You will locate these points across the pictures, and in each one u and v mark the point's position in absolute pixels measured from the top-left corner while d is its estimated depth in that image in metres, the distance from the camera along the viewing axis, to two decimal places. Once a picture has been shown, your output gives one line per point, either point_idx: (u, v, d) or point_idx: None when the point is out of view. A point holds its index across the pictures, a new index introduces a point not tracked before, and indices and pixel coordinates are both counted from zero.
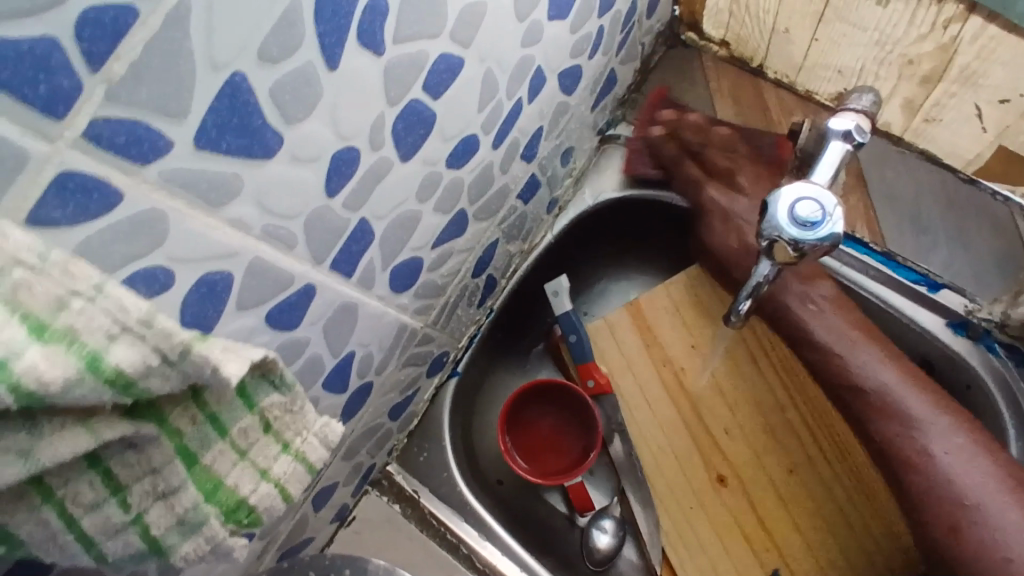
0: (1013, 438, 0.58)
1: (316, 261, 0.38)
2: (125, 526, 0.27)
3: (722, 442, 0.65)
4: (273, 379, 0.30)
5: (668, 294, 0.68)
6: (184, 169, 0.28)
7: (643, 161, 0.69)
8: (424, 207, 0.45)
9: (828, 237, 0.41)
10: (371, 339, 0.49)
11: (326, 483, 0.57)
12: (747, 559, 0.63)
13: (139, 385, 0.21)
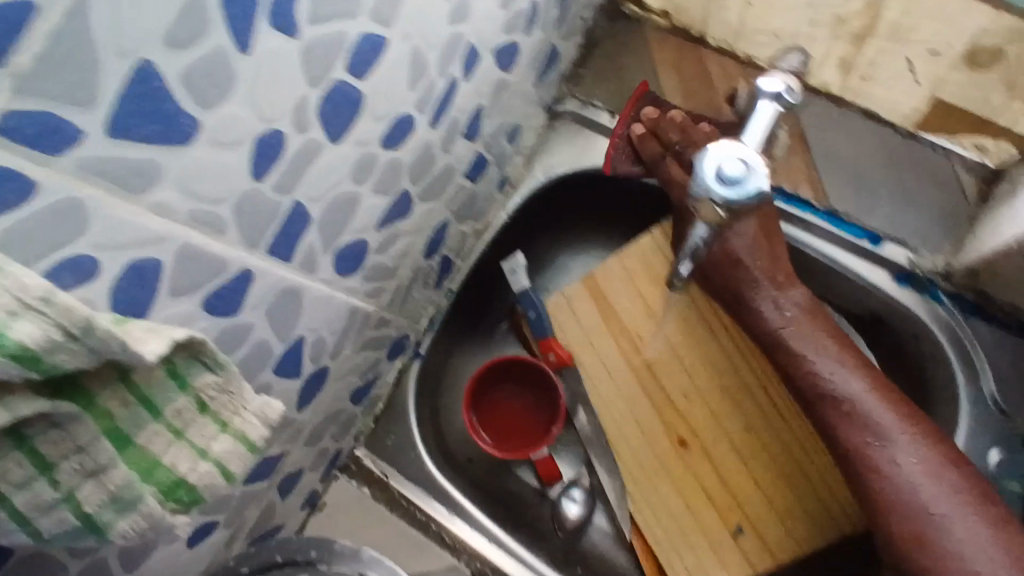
0: (961, 385, 0.60)
1: (250, 245, 0.39)
2: (57, 504, 0.28)
3: (682, 406, 0.66)
4: (206, 359, 0.31)
5: (620, 264, 0.69)
6: (100, 158, 0.29)
7: (591, 135, 0.69)
8: (362, 188, 0.46)
9: (755, 193, 0.43)
10: (321, 323, 0.50)
11: (291, 469, 0.58)
12: (713, 519, 0.64)
13: (46, 361, 0.21)
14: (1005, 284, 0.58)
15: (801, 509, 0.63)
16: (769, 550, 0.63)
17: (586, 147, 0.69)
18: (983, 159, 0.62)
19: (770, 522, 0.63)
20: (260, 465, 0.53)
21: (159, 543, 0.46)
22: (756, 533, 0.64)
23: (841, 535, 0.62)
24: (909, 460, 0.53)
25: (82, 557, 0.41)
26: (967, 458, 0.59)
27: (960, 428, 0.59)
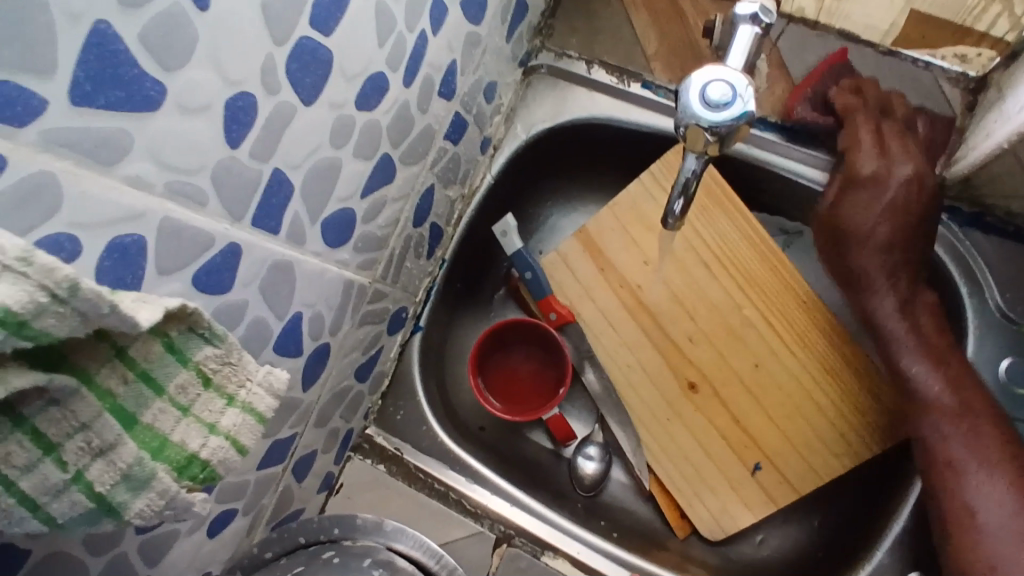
0: (965, 296, 0.59)
1: (235, 219, 0.38)
2: (67, 485, 0.27)
3: (688, 350, 0.65)
4: (203, 332, 0.30)
5: (611, 214, 0.67)
6: (68, 129, 0.28)
7: (569, 87, 0.68)
8: (342, 152, 0.45)
9: (742, 115, 0.41)
10: (317, 298, 0.49)
11: (304, 452, 0.57)
12: (730, 459, 0.65)
13: (33, 325, 0.21)
14: (999, 189, 0.57)
15: (820, 439, 0.63)
16: (787, 481, 0.63)
17: (566, 99, 0.68)
18: (966, 70, 0.61)
19: (787, 455, 0.63)
20: (271, 448, 0.52)
21: (180, 535, 0.46)
22: (775, 467, 0.64)
23: (858, 458, 0.62)
24: (997, 492, 0.51)
25: (102, 554, 0.40)
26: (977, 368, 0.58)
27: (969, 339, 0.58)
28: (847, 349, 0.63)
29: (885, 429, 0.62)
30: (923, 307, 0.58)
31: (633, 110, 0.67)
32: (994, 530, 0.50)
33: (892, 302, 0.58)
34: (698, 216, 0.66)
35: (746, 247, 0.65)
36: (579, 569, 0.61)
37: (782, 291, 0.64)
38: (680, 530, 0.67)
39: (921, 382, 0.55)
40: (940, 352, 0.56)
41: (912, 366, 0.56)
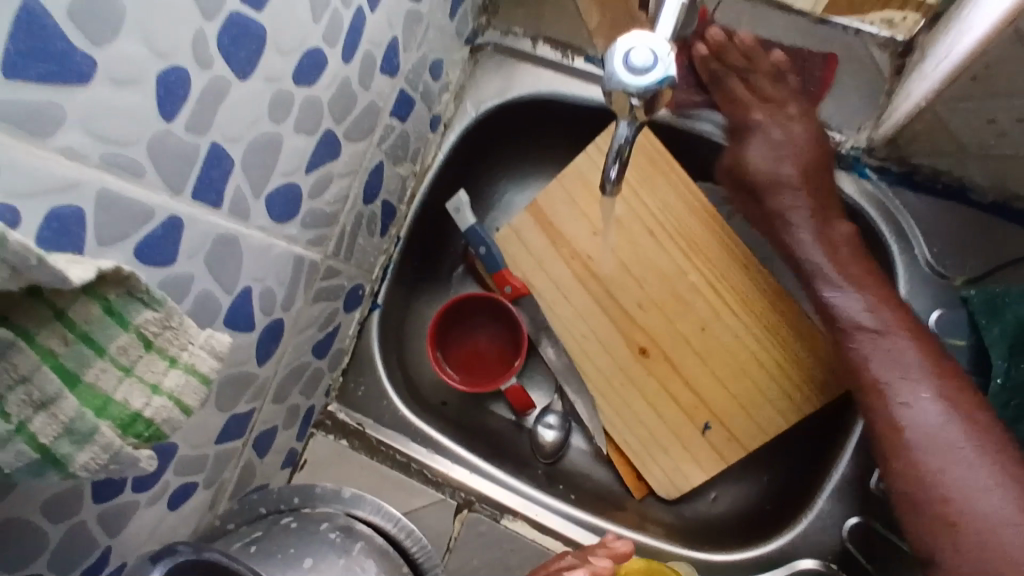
0: (895, 253, 0.62)
1: (174, 192, 0.39)
2: (11, 436, 0.29)
3: (639, 317, 0.67)
4: (141, 297, 0.31)
5: (561, 186, 0.69)
6: (2, 103, 0.29)
7: (515, 64, 0.70)
8: (282, 128, 0.46)
9: (663, 79, 0.44)
10: (266, 272, 0.50)
11: (264, 428, 0.59)
12: (682, 421, 0.67)
13: None
14: (923, 148, 0.59)
15: (765, 398, 0.66)
16: (737, 439, 0.66)
17: (513, 75, 0.69)
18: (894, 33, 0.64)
19: (736, 415, 0.66)
20: (229, 423, 0.53)
21: (138, 507, 0.47)
22: (725, 428, 0.66)
23: (801, 413, 0.65)
24: (930, 399, 0.52)
25: (61, 522, 0.41)
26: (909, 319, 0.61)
27: (900, 293, 0.61)
28: (789, 311, 0.66)
29: (824, 383, 0.65)
30: (868, 275, 0.58)
31: (578, 86, 0.68)
32: (933, 436, 0.51)
33: (919, 396, 0.52)
34: (639, 183, 0.68)
35: (690, 216, 0.67)
36: (538, 529, 0.64)
37: (726, 257, 0.67)
38: (637, 491, 0.70)
39: (970, 485, 0.48)
40: (969, 434, 0.50)
41: (914, 407, 0.52)
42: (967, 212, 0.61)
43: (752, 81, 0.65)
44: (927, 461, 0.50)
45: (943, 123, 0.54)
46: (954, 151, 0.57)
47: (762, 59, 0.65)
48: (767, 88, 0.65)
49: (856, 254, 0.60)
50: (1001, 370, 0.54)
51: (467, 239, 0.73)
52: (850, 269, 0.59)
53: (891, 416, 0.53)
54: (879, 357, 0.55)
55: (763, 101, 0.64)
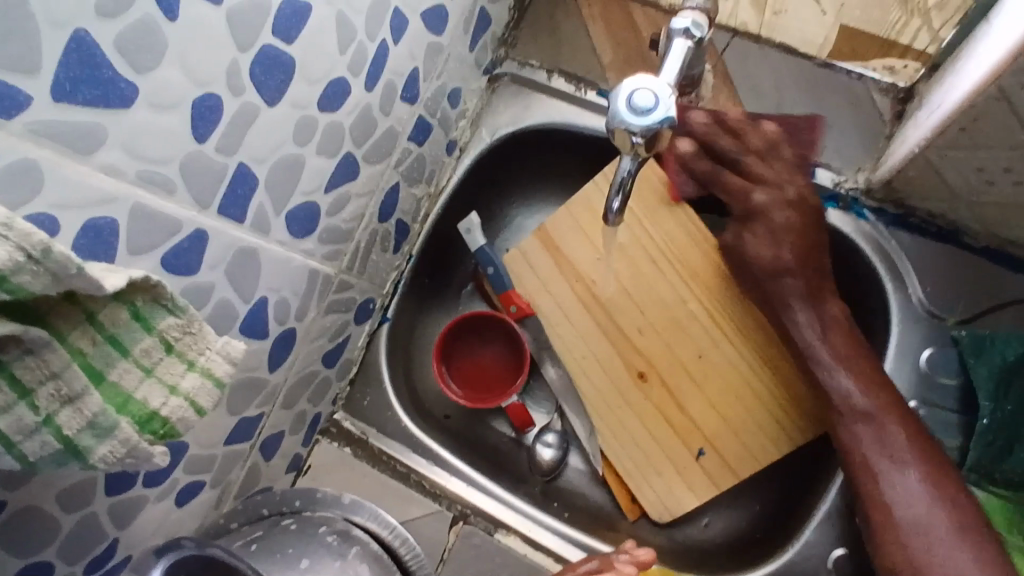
0: (890, 293, 0.63)
1: (201, 207, 0.42)
2: (39, 427, 0.30)
3: (639, 340, 0.70)
4: (166, 304, 0.34)
5: (569, 213, 0.72)
6: (49, 122, 0.32)
7: (530, 93, 0.72)
8: (305, 150, 0.49)
9: (663, 119, 0.46)
10: (282, 284, 0.53)
11: (271, 432, 0.61)
12: (677, 446, 0.69)
13: (10, 280, 0.24)
14: (919, 192, 0.61)
15: (757, 424, 0.67)
16: (730, 467, 0.67)
17: (528, 104, 0.72)
18: (897, 80, 0.66)
19: (729, 441, 0.68)
20: (239, 426, 0.56)
21: (148, 502, 0.50)
22: (718, 454, 0.68)
23: (793, 443, 0.67)
24: (912, 480, 0.55)
25: (74, 512, 0.44)
26: (901, 357, 0.62)
27: (893, 330, 0.63)
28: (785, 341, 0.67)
29: (817, 414, 0.66)
30: (861, 360, 0.60)
31: (590, 117, 0.71)
32: (914, 521, 0.54)
33: (899, 479, 0.56)
34: (646, 213, 0.70)
35: (689, 243, 0.69)
36: (532, 546, 0.65)
37: (724, 284, 0.68)
38: (631, 513, 0.71)
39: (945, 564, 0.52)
40: (949, 522, 0.53)
41: (898, 490, 0.55)
42: (961, 256, 0.63)
43: (747, 165, 0.64)
44: (905, 534, 0.54)
45: (937, 169, 0.56)
46: (948, 197, 0.59)
47: (751, 132, 0.64)
48: (769, 167, 0.64)
49: (847, 336, 0.62)
50: (987, 410, 0.58)
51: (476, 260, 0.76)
52: (847, 352, 0.61)
53: (878, 493, 0.56)
54: (860, 437, 0.58)
55: (762, 183, 0.64)
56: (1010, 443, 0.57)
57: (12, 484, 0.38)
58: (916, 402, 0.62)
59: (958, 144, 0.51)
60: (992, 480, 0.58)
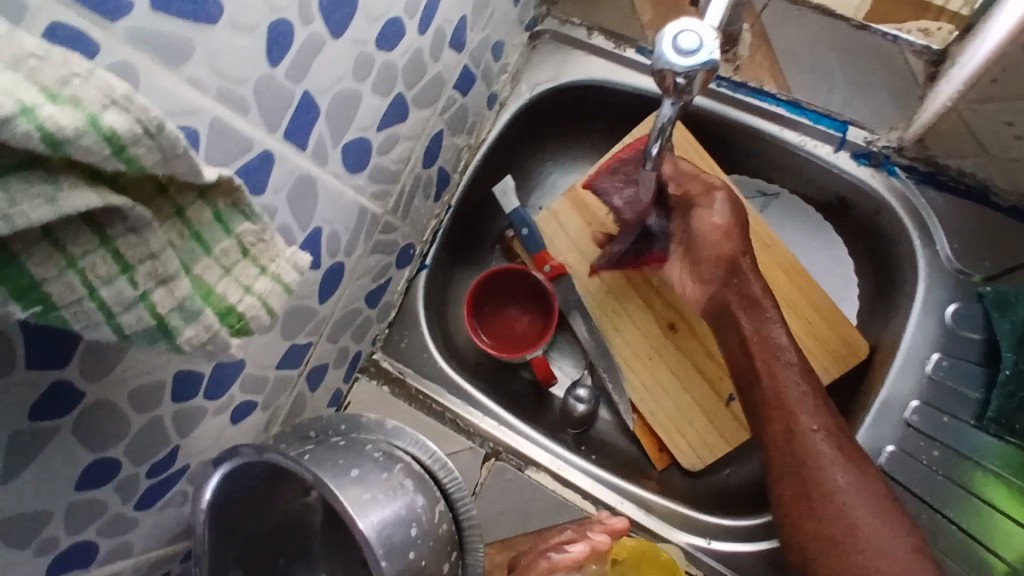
0: (917, 247, 0.65)
1: (270, 130, 0.45)
2: (136, 301, 0.32)
3: (666, 292, 0.74)
4: (243, 209, 0.36)
5: (599, 174, 0.76)
6: (145, 28, 0.34)
7: (571, 50, 0.74)
8: (362, 86, 0.52)
9: (707, 62, 0.48)
10: (335, 217, 0.56)
11: (318, 362, 0.64)
12: (705, 388, 0.73)
13: (128, 151, 0.27)
14: (949, 148, 0.62)
15: None
16: None
17: (567, 62, 0.74)
18: (930, 43, 0.68)
19: None
20: (289, 352, 0.59)
21: (206, 414, 0.53)
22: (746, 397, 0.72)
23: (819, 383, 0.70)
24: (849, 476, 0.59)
25: (143, 413, 0.47)
26: (927, 309, 0.64)
27: (920, 284, 0.65)
28: (806, 286, 0.71)
29: (839, 354, 0.69)
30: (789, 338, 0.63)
31: (626, 74, 0.73)
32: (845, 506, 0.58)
33: (852, 483, 0.58)
34: None
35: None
36: (560, 482, 0.68)
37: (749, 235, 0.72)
38: (659, 461, 0.74)
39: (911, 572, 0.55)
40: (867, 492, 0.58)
41: (838, 475, 0.59)
42: (988, 214, 0.64)
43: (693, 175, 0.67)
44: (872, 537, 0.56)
45: (967, 124, 0.58)
46: (977, 154, 0.61)
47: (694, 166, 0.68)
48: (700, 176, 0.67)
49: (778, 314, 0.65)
50: (1009, 362, 0.58)
51: (510, 221, 0.78)
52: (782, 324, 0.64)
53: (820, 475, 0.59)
54: (803, 413, 0.61)
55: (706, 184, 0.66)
56: None
57: (94, 376, 0.41)
58: (938, 354, 0.63)
59: (988, 95, 0.54)
60: (1010, 432, 0.59)
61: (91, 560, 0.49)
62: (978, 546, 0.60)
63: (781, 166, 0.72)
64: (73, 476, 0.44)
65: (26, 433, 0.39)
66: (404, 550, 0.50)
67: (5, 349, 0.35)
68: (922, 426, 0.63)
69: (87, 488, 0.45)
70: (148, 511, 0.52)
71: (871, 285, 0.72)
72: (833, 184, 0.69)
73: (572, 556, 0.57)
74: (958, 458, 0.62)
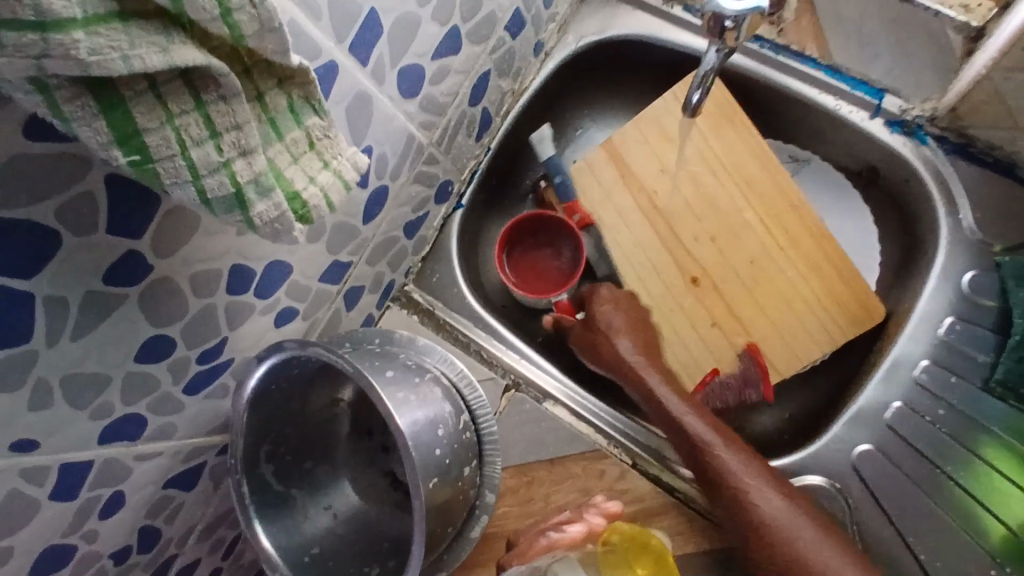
0: (941, 215, 0.67)
1: (337, 42, 0.48)
2: (220, 167, 0.35)
3: (695, 249, 0.74)
4: (313, 104, 0.39)
5: (636, 128, 0.76)
6: None
7: (619, 5, 0.77)
8: (422, 12, 0.55)
9: (754, 8, 0.50)
10: (384, 140, 0.59)
11: (355, 283, 0.68)
12: (721, 341, 0.73)
13: (233, 16, 0.30)
14: (983, 118, 0.64)
15: (801, 326, 0.72)
16: (772, 360, 0.72)
17: (614, 16, 0.76)
18: (969, 20, 0.63)
19: (773, 341, 0.73)
20: (332, 267, 0.62)
21: (253, 312, 0.56)
22: (763, 354, 0.73)
23: (834, 343, 0.72)
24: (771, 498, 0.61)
25: (199, 298, 0.50)
26: (946, 274, 0.67)
27: (940, 249, 0.67)
28: (830, 249, 0.72)
29: (855, 315, 0.71)
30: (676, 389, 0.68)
31: (671, 31, 0.75)
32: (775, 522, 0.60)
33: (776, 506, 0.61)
34: (716, 129, 0.74)
35: (747, 151, 0.74)
36: (575, 417, 0.71)
37: (779, 197, 0.73)
38: None
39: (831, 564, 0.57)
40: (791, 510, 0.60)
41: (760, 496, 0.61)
42: (1013, 187, 0.66)
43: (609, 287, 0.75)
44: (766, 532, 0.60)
45: (1001, 93, 0.60)
46: (1011, 125, 0.62)
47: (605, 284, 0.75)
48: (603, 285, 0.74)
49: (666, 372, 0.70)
50: (1018, 327, 0.62)
51: (546, 169, 0.81)
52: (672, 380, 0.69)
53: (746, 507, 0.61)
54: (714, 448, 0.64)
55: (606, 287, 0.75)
56: None
57: (161, 251, 0.44)
58: (952, 318, 0.66)
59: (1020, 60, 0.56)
60: (1015, 396, 0.63)
61: (138, 434, 0.52)
62: (973, 503, 0.63)
63: (815, 133, 0.75)
64: (133, 347, 0.47)
65: (99, 296, 0.42)
66: (431, 447, 0.53)
67: (90, 209, 0.38)
68: (929, 384, 0.66)
69: (142, 362, 0.48)
70: (193, 398, 0.56)
71: (892, 254, 0.74)
72: (868, 149, 0.71)
73: (570, 536, 0.61)
74: (960, 415, 0.65)
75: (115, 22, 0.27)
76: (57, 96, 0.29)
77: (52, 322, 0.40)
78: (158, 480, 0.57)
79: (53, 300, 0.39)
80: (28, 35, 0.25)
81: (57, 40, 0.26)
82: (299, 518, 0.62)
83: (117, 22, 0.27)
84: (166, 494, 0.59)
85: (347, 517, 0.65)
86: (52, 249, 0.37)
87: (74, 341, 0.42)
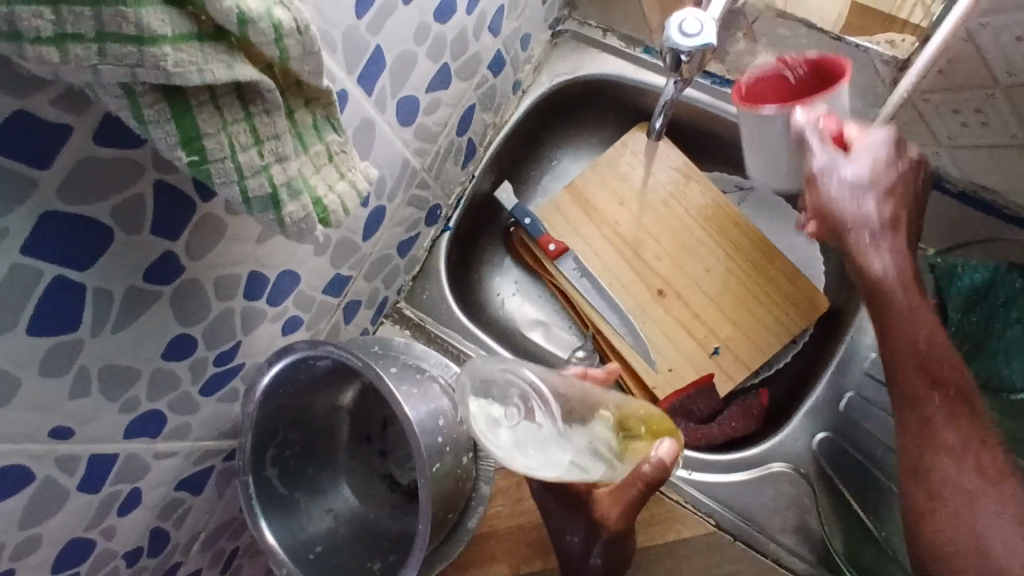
0: None
1: (349, 73, 0.55)
2: (260, 170, 0.41)
3: (656, 265, 0.83)
4: (333, 122, 0.45)
5: (595, 172, 0.86)
6: None
7: (588, 50, 0.86)
8: (419, 49, 0.62)
9: (705, 44, 0.59)
10: (384, 163, 0.65)
11: (354, 298, 0.73)
12: (693, 348, 0.80)
13: (284, 41, 0.36)
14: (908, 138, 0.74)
15: (760, 323, 0.80)
16: (741, 361, 0.79)
17: (584, 58, 0.86)
18: (896, 53, 0.75)
19: (738, 341, 0.80)
20: (334, 280, 0.68)
21: (264, 319, 0.61)
22: (732, 353, 0.80)
23: (791, 334, 0.80)
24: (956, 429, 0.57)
25: (221, 301, 0.55)
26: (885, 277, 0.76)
27: None
28: (771, 254, 0.82)
29: (805, 309, 0.80)
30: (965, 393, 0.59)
31: (636, 71, 0.85)
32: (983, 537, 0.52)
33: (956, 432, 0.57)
34: (662, 161, 0.85)
35: (689, 183, 0.84)
36: None
37: (724, 216, 0.83)
38: None
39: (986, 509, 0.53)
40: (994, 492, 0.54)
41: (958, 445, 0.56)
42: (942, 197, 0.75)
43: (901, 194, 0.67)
44: (973, 518, 0.53)
45: (921, 112, 0.71)
46: (930, 142, 0.73)
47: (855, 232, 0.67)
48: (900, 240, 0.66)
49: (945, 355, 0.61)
50: (954, 321, 0.73)
51: (512, 216, 0.86)
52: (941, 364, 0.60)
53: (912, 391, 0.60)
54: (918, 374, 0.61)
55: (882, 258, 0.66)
56: (970, 347, 0.73)
57: (193, 254, 0.49)
58: None
59: (939, 84, 0.67)
60: None
61: (158, 432, 0.56)
62: None
63: None
64: (161, 344, 0.51)
65: (137, 292, 0.47)
66: (434, 435, 0.58)
67: (137, 212, 0.44)
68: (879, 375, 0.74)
69: (168, 359, 0.53)
70: (208, 399, 0.60)
71: (838, 264, 0.83)
72: None
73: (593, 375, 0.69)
74: None
75: (193, 42, 0.33)
76: (141, 100, 0.35)
77: (97, 314, 0.45)
78: (171, 481, 0.60)
79: (100, 293, 0.44)
80: (127, 47, 0.31)
81: (149, 51, 0.32)
82: (304, 518, 0.66)
83: (195, 42, 0.33)
84: (177, 496, 0.62)
85: (347, 518, 0.69)
86: (103, 246, 0.43)
87: (112, 334, 0.47)
